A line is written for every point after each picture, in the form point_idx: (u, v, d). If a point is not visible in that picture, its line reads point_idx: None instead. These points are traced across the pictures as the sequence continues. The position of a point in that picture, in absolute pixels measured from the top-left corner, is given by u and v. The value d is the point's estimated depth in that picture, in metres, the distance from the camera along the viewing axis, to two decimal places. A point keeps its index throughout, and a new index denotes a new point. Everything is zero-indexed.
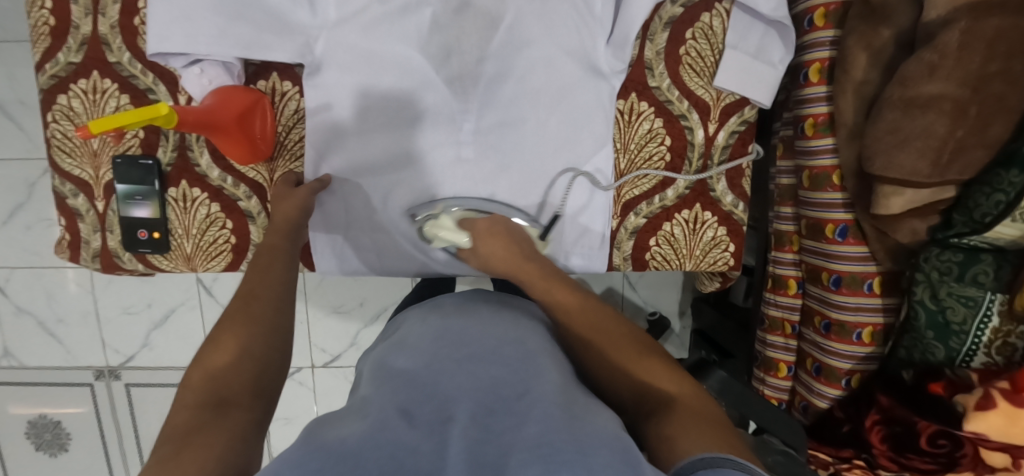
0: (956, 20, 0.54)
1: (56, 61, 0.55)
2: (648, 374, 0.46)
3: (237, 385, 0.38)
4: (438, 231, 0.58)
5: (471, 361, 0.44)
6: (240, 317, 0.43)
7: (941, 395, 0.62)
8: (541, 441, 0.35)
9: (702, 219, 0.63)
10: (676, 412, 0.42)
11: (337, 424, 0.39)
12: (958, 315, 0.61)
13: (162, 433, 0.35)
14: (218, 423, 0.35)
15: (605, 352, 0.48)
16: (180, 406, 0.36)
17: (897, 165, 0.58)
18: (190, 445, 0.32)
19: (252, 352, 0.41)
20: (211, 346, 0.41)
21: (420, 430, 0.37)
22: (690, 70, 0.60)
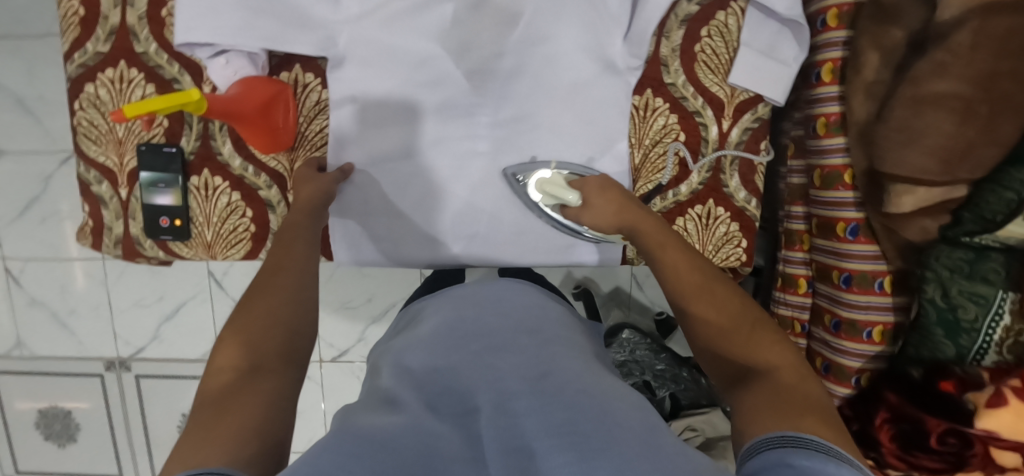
0: (968, 20, 0.54)
1: (85, 51, 0.56)
2: (752, 346, 0.46)
3: (269, 352, 0.42)
4: (549, 187, 0.59)
5: (489, 353, 0.46)
6: (269, 287, 0.46)
7: (951, 393, 0.63)
8: (563, 424, 0.36)
9: (715, 215, 0.64)
10: (771, 387, 0.42)
11: (368, 412, 0.40)
12: (969, 313, 0.62)
13: (202, 392, 0.39)
14: (252, 388, 0.39)
15: (716, 315, 0.48)
16: (217, 366, 0.40)
17: (909, 164, 0.59)
18: (228, 408, 0.36)
19: (281, 320, 0.44)
20: (242, 313, 0.44)
21: (448, 423, 0.40)
22: (705, 68, 0.61)
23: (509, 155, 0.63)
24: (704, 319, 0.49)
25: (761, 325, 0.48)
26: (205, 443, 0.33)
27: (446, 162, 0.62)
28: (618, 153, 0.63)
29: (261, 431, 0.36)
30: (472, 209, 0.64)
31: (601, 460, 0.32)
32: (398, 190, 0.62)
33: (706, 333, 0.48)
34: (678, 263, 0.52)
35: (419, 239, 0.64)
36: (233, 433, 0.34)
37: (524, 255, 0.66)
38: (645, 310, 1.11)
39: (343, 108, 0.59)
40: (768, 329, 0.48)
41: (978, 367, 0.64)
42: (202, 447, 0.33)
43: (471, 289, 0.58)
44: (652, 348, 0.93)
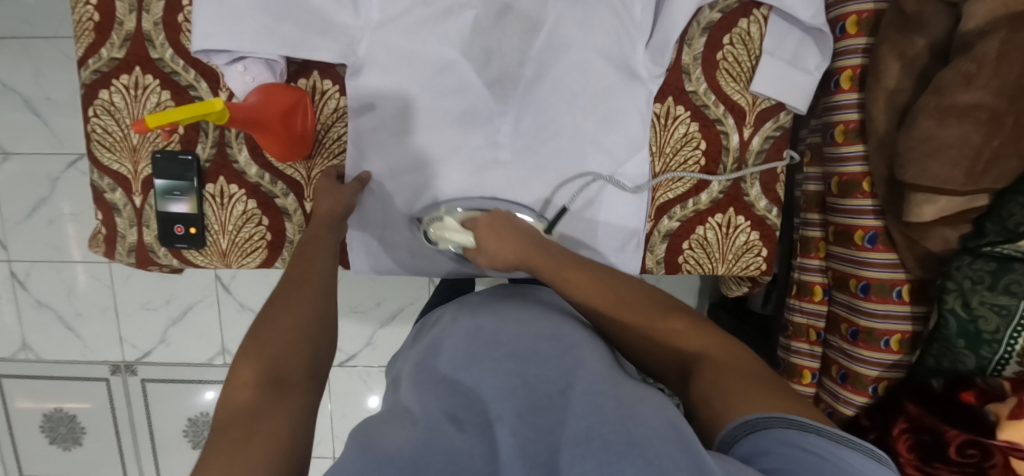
0: (996, 30, 0.54)
1: (100, 57, 0.56)
2: (684, 339, 0.49)
3: (293, 367, 0.41)
4: (444, 232, 0.59)
5: (515, 364, 0.44)
6: (292, 298, 0.46)
7: (972, 404, 0.63)
8: (591, 429, 0.36)
9: (735, 224, 0.63)
10: (709, 371, 0.44)
11: (386, 430, 0.39)
12: (990, 324, 0.60)
13: (225, 407, 0.38)
14: (279, 405, 0.38)
15: (637, 323, 0.51)
16: (239, 381, 0.39)
17: (931, 174, 0.59)
18: (258, 428, 0.36)
19: (306, 332, 0.44)
20: (264, 323, 0.44)
21: (471, 434, 0.38)
22: (726, 76, 0.60)
23: (528, 163, 0.62)
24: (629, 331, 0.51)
25: (678, 316, 0.51)
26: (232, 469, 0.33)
27: (463, 169, 0.61)
28: (638, 160, 0.62)
29: (289, 455, 0.35)
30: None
31: (625, 463, 0.33)
32: (415, 199, 0.62)
33: (637, 341, 0.51)
34: (585, 279, 0.54)
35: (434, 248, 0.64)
36: (262, 458, 0.34)
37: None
38: None
39: (361, 114, 0.58)
40: (679, 316, 0.51)
41: (1000, 378, 0.61)
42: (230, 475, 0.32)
43: (486, 296, 0.58)
44: None
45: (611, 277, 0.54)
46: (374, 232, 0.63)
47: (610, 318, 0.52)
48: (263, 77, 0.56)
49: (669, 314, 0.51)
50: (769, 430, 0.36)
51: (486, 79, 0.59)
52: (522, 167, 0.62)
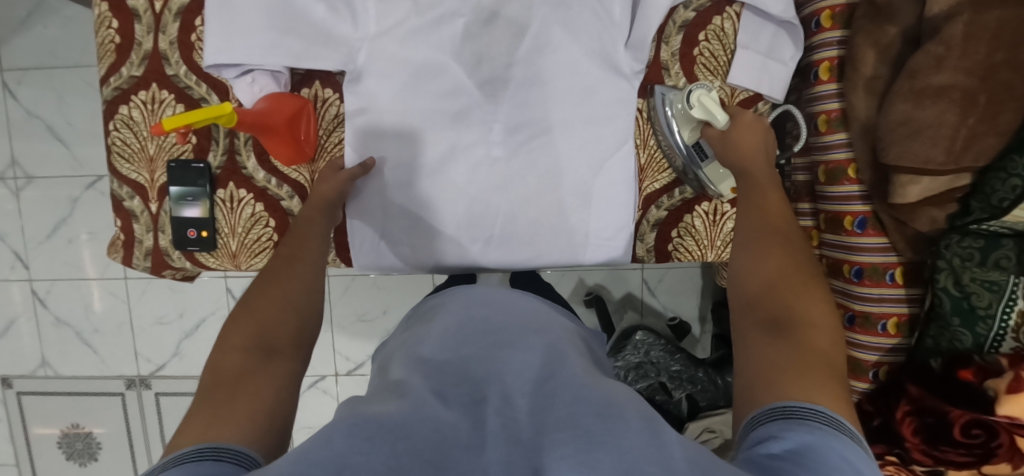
0: (960, 13, 0.56)
1: (120, 75, 0.60)
2: (799, 306, 0.44)
3: (281, 336, 0.44)
4: (705, 99, 0.58)
5: (500, 350, 0.46)
6: (284, 276, 0.49)
7: (970, 382, 0.62)
8: (572, 418, 0.37)
9: (722, 211, 0.66)
10: (795, 342, 0.40)
11: (377, 401, 0.41)
12: (983, 300, 0.62)
13: (211, 369, 0.40)
14: (266, 370, 0.40)
15: (778, 267, 0.47)
16: (229, 346, 0.41)
17: (911, 154, 0.60)
18: (244, 392, 0.38)
19: (296, 307, 0.47)
20: (255, 298, 0.47)
21: (458, 411, 0.39)
22: (704, 70, 0.64)
23: (519, 158, 0.65)
24: (763, 266, 0.47)
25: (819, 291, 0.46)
26: (217, 422, 0.35)
27: (460, 166, 0.65)
28: (625, 151, 0.65)
29: (272, 417, 0.37)
30: (485, 213, 0.66)
31: (600, 453, 0.33)
32: (412, 197, 0.65)
33: (755, 276, 0.47)
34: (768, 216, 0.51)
35: (427, 247, 0.66)
36: (247, 415, 0.36)
37: (529, 257, 0.67)
38: (658, 315, 1.13)
39: (360, 118, 0.62)
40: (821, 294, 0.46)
41: (996, 354, 0.63)
42: (213, 427, 0.34)
43: (470, 293, 0.60)
44: (667, 349, 0.93)
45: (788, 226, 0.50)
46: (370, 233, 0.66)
47: (758, 243, 0.49)
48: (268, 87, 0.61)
49: (809, 284, 0.46)
50: (802, 421, 0.34)
51: (477, 81, 0.63)
52: (513, 162, 0.65)
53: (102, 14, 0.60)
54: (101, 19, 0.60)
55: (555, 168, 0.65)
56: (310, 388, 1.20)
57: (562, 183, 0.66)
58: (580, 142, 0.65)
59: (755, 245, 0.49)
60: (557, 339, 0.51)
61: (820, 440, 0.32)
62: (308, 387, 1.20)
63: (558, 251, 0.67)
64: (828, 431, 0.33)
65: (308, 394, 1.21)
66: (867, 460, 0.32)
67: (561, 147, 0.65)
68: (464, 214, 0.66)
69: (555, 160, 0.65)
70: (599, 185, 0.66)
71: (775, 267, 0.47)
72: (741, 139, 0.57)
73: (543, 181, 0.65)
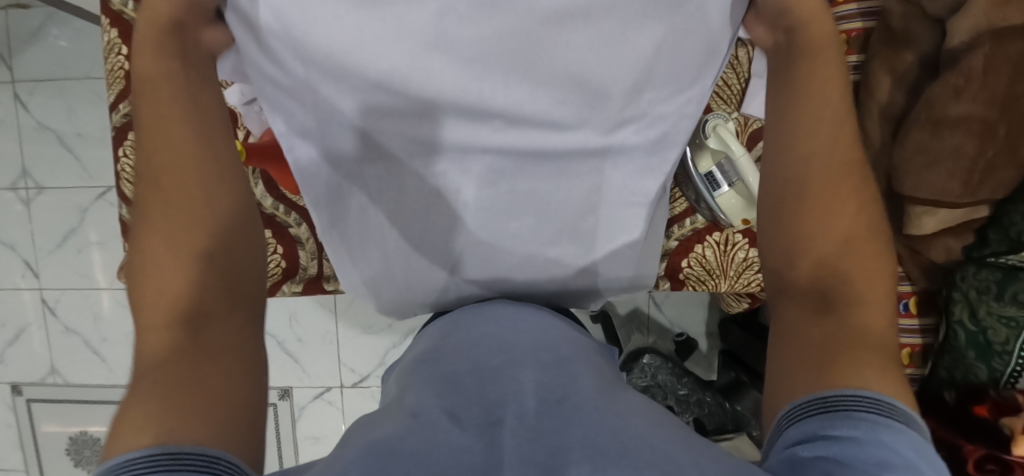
0: (980, 45, 0.54)
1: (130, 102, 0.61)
2: (854, 267, 0.41)
3: (209, 291, 0.38)
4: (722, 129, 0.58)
5: (509, 368, 0.47)
6: (181, 200, 0.40)
7: (987, 419, 0.61)
8: (587, 439, 0.35)
9: (733, 241, 0.65)
10: (843, 324, 0.38)
11: (387, 426, 0.41)
12: (1000, 335, 0.59)
13: (138, 354, 0.35)
14: (200, 340, 0.36)
15: (841, 227, 0.42)
16: (151, 326, 0.36)
17: (928, 185, 0.59)
18: (184, 369, 0.33)
19: (208, 239, 0.40)
20: (153, 258, 0.38)
21: (470, 432, 0.37)
22: (717, 99, 0.63)
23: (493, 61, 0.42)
24: (825, 224, 0.43)
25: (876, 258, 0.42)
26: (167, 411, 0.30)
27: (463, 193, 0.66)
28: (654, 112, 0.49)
29: (245, 415, 0.34)
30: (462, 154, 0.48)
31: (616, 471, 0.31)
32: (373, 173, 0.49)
33: (813, 227, 0.43)
34: (820, 146, 0.44)
35: (405, 247, 0.53)
36: (217, 408, 0.32)
37: (550, 268, 0.55)
38: (664, 331, 1.12)
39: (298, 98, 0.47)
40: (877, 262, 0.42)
41: (1014, 390, 0.61)
42: (168, 418, 0.30)
43: (485, 330, 0.54)
44: (674, 372, 0.93)
45: (855, 167, 0.45)
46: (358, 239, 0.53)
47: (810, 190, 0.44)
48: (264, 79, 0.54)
49: (870, 247, 0.42)
50: (848, 413, 0.31)
51: None
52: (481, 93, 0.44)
53: (111, 41, 0.60)
54: (110, 45, 0.60)
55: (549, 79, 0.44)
56: (317, 399, 1.20)
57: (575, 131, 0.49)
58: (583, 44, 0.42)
59: (805, 195, 0.44)
60: (569, 359, 0.50)
61: (869, 436, 0.29)
62: (313, 398, 1.21)
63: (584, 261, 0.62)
64: (879, 423, 0.30)
65: (313, 405, 1.21)
66: (930, 452, 0.29)
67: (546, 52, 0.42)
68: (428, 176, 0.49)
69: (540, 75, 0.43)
70: (621, 92, 0.45)
71: (832, 227, 0.42)
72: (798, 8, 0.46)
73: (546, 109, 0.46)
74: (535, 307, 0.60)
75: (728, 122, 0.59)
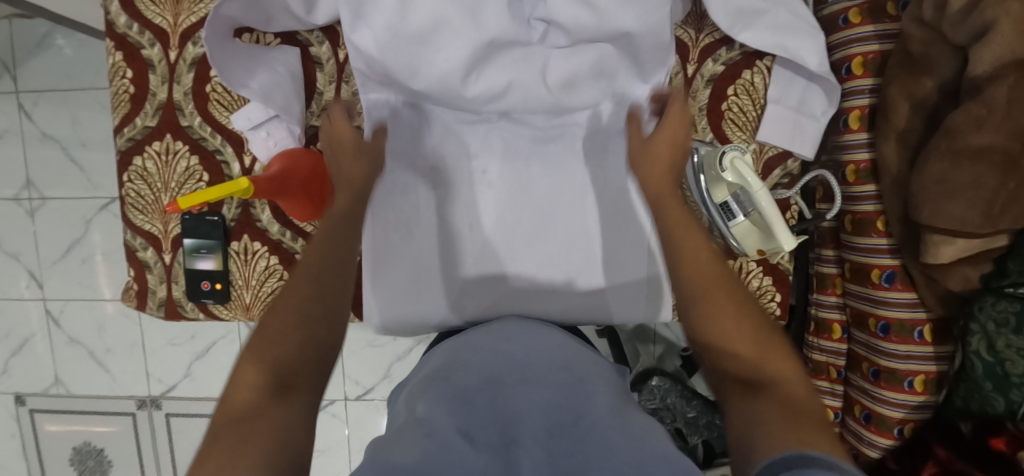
0: (1004, 76, 0.53)
1: (134, 125, 0.60)
2: (752, 351, 0.44)
3: (297, 365, 0.41)
4: (739, 162, 0.54)
5: (523, 386, 0.45)
6: (298, 282, 0.46)
7: (1003, 452, 0.59)
8: (609, 462, 0.35)
9: (748, 269, 0.62)
10: (775, 399, 0.40)
11: (398, 449, 0.38)
12: (1018, 367, 0.58)
13: (224, 407, 0.38)
14: (282, 404, 0.38)
15: (728, 325, 0.45)
16: (242, 382, 0.39)
17: (947, 215, 0.58)
18: (257, 425, 0.36)
19: (311, 317, 0.44)
20: (268, 323, 0.43)
21: (484, 453, 0.37)
22: (732, 125, 0.62)
23: (502, 67, 0.57)
24: (713, 325, 0.46)
25: (773, 340, 0.45)
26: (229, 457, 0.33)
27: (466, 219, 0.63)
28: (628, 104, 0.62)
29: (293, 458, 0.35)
30: (483, 132, 0.63)
31: None
32: (404, 186, 0.62)
33: (709, 329, 0.46)
34: (691, 250, 0.49)
35: (421, 256, 0.63)
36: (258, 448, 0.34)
37: (545, 274, 0.63)
38: (672, 345, 1.12)
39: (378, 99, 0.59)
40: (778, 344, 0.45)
41: None
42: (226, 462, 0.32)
43: (484, 333, 0.58)
44: (683, 393, 0.92)
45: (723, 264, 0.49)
46: (382, 256, 0.62)
47: (700, 308, 0.47)
48: (271, 86, 0.57)
49: (767, 337, 0.45)
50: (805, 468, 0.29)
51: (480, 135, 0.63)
52: (490, 107, 0.60)
53: (116, 64, 0.59)
54: (115, 68, 0.59)
55: (540, 89, 0.59)
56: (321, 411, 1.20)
57: (565, 119, 0.63)
58: (567, 54, 0.57)
59: (701, 301, 0.47)
60: (584, 378, 0.49)
61: None
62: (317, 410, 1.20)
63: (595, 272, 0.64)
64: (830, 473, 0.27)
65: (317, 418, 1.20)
66: None
67: (544, 57, 0.57)
68: (440, 187, 0.62)
69: (538, 65, 0.58)
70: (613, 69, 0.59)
71: (728, 325, 0.45)
72: (657, 151, 0.54)
73: (550, 99, 0.60)
74: (530, 328, 0.59)
75: (745, 154, 0.56)
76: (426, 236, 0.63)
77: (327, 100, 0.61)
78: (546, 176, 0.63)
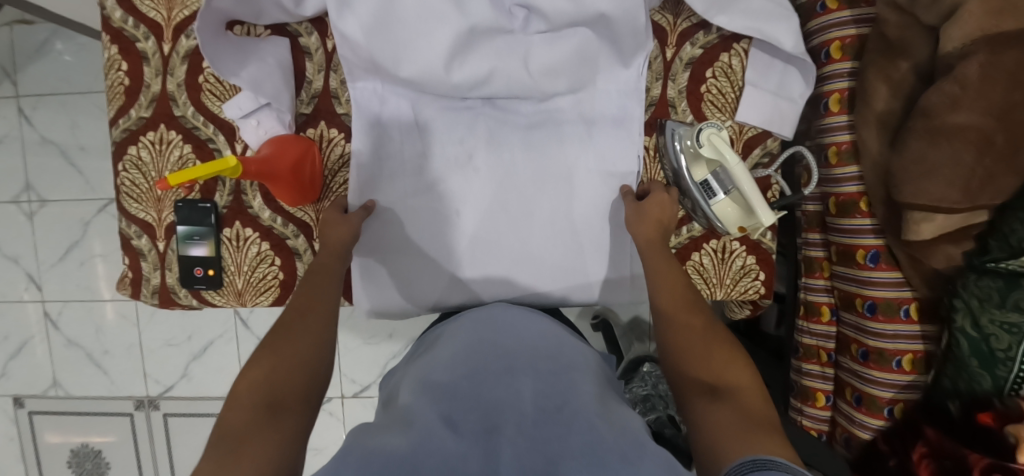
0: (974, 52, 0.54)
1: (129, 116, 0.61)
2: (717, 361, 0.50)
3: (289, 393, 0.45)
4: (715, 138, 0.56)
5: (507, 375, 0.46)
6: (295, 323, 0.51)
7: (990, 426, 0.59)
8: (587, 447, 0.37)
9: (731, 249, 0.64)
10: (735, 406, 0.45)
11: (383, 434, 0.40)
12: (1002, 342, 0.58)
13: (218, 426, 0.42)
14: (272, 425, 0.41)
15: (699, 339, 0.52)
16: (236, 403, 0.43)
17: (926, 193, 0.58)
18: (249, 442, 0.39)
19: (306, 359, 0.49)
20: (275, 344, 0.49)
21: (467, 440, 0.38)
22: (712, 107, 0.63)
23: (483, 55, 0.59)
24: (687, 342, 0.52)
25: (735, 354, 0.50)
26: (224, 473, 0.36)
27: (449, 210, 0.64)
28: (612, 90, 0.63)
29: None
30: (467, 118, 0.63)
31: None
32: (391, 174, 0.63)
33: (683, 344, 0.52)
34: (670, 277, 0.56)
35: (412, 244, 0.64)
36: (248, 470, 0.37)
37: (530, 265, 0.65)
38: None
39: (365, 88, 0.61)
40: (738, 357, 0.50)
41: (1017, 398, 0.58)
42: None
43: (480, 319, 0.59)
44: None
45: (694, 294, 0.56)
46: (377, 248, 0.64)
47: (675, 321, 0.54)
48: (261, 76, 0.59)
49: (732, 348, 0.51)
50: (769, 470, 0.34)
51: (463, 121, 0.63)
52: (475, 93, 0.62)
53: (112, 57, 0.61)
54: (110, 62, 0.61)
55: (523, 76, 0.60)
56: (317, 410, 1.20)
57: (549, 105, 0.64)
58: (549, 41, 0.59)
59: (673, 319, 0.54)
60: (569, 365, 0.50)
61: None
62: None
63: (582, 261, 0.65)
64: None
65: None
66: None
67: (525, 45, 0.59)
68: (428, 175, 0.63)
69: (520, 53, 0.59)
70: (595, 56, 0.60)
71: (695, 340, 0.52)
72: (650, 210, 0.60)
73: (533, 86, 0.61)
74: (522, 314, 0.60)
75: (722, 131, 0.57)
76: (413, 226, 0.64)
77: (317, 89, 0.62)
78: (531, 160, 0.63)
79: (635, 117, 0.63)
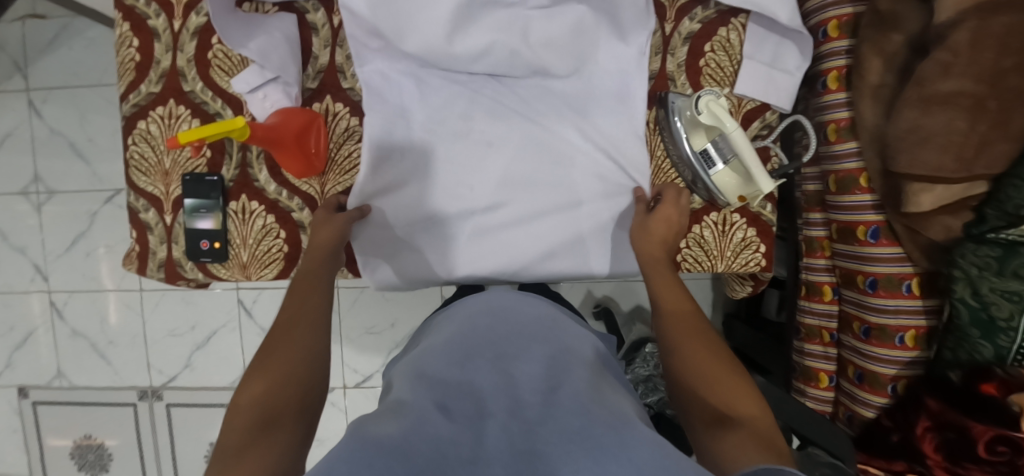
0: (964, 20, 0.55)
1: (139, 92, 0.63)
2: (725, 389, 0.46)
3: (282, 408, 0.44)
4: (714, 105, 0.57)
5: (501, 360, 0.45)
6: (280, 341, 0.49)
7: (994, 396, 0.58)
8: (582, 428, 0.36)
9: (731, 221, 0.65)
10: (746, 436, 0.41)
11: (377, 421, 0.38)
12: (1003, 311, 0.58)
13: (218, 447, 0.41)
14: (264, 445, 0.40)
15: (706, 363, 0.48)
16: (232, 424, 0.42)
17: (921, 162, 0.59)
18: (242, 466, 0.38)
19: (298, 371, 0.47)
20: (264, 363, 0.47)
21: (460, 425, 0.37)
22: (710, 80, 0.65)
23: (483, 27, 0.60)
24: (693, 365, 0.48)
25: (741, 380, 0.47)
26: None
27: (457, 187, 0.64)
28: (610, 64, 0.64)
29: None
30: (469, 92, 0.64)
31: (611, 462, 0.32)
32: (395, 145, 0.63)
33: (688, 369, 0.48)
34: (672, 296, 0.55)
35: (416, 220, 0.65)
36: None
37: (530, 239, 0.66)
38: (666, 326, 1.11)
39: (369, 62, 0.62)
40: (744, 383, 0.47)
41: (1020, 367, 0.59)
42: None
43: (480, 301, 0.59)
44: None
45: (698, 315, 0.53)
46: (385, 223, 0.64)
47: (679, 342, 0.51)
48: (268, 48, 0.60)
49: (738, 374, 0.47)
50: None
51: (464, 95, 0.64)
52: (476, 66, 0.63)
53: (123, 34, 0.62)
54: (122, 38, 0.62)
55: (523, 48, 0.61)
56: None
57: (548, 80, 0.65)
58: (548, 14, 0.61)
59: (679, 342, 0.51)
60: (562, 348, 0.49)
61: None
62: None
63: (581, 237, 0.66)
64: None
65: None
66: None
67: (526, 19, 0.61)
68: (438, 149, 0.64)
69: (521, 26, 0.61)
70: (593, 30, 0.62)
71: (702, 363, 0.48)
72: (656, 227, 0.60)
73: (533, 60, 0.63)
74: (519, 296, 0.61)
75: (720, 98, 0.58)
76: (423, 203, 0.64)
77: (322, 64, 0.64)
78: (530, 135, 0.64)
79: (636, 91, 0.64)
